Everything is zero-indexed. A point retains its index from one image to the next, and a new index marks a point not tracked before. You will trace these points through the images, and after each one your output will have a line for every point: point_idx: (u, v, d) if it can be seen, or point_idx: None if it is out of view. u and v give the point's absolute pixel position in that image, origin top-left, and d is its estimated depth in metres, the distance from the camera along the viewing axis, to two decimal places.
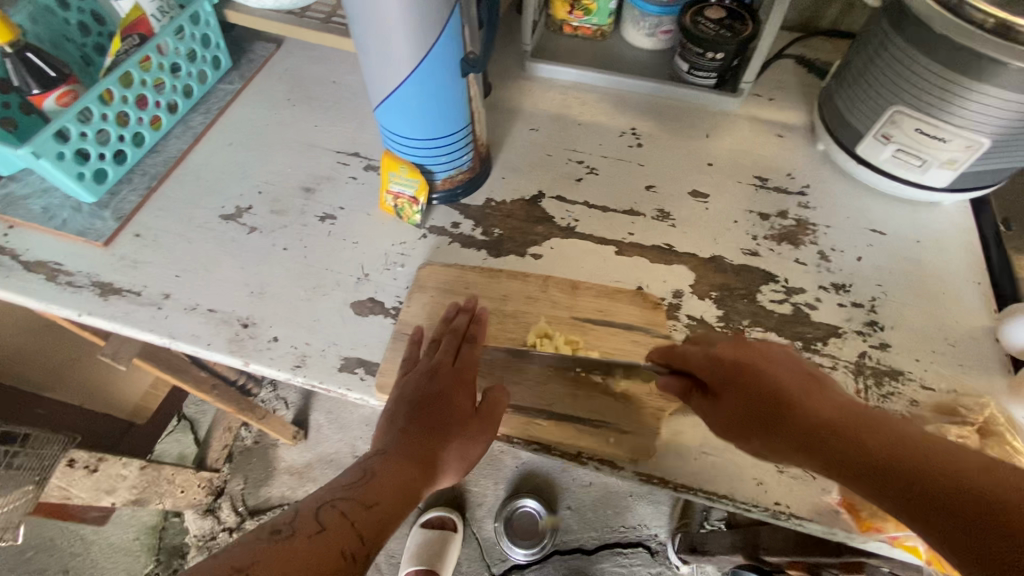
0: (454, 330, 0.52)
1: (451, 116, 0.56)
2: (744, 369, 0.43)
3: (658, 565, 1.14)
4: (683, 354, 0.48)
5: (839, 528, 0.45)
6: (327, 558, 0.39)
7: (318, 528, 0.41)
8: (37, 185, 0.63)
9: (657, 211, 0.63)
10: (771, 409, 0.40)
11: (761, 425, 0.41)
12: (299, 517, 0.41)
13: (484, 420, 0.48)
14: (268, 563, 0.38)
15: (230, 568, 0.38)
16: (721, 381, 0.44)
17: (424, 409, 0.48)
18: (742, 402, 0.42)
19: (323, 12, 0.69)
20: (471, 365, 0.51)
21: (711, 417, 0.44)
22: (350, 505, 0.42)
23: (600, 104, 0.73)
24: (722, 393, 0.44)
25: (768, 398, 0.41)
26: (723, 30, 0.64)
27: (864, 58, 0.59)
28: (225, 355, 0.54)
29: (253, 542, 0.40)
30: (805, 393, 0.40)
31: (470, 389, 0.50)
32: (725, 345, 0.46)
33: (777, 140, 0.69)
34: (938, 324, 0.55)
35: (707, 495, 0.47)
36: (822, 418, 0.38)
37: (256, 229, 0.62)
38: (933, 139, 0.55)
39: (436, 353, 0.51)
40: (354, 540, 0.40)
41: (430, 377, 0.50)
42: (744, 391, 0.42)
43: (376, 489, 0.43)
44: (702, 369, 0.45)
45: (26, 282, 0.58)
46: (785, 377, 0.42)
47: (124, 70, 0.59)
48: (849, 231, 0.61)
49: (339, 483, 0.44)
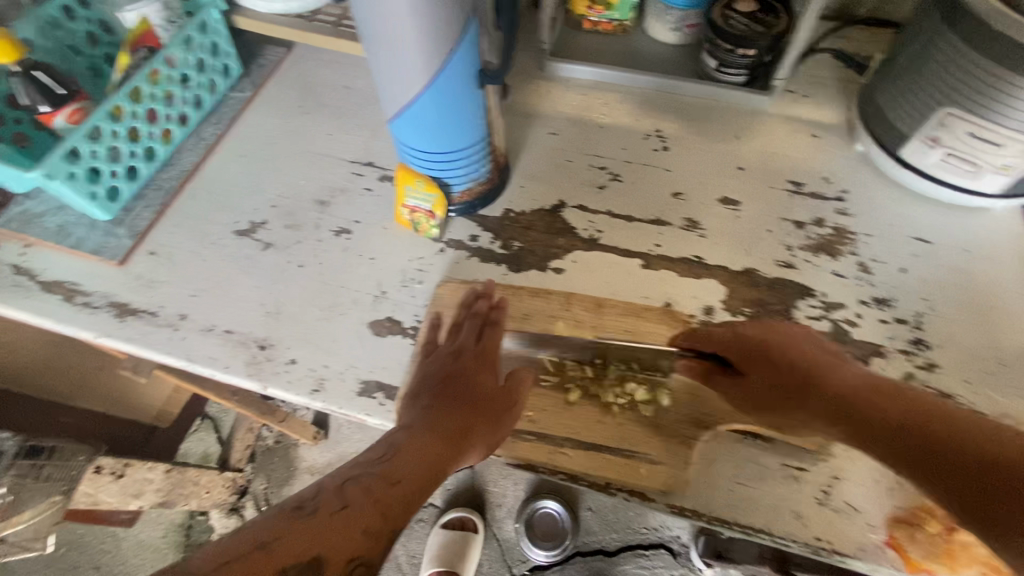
0: (475, 315, 0.52)
1: (468, 128, 0.53)
2: (768, 346, 0.47)
3: (681, 568, 1.13)
4: (710, 336, 0.50)
5: (885, 566, 0.42)
6: (349, 538, 0.38)
7: (341, 505, 0.39)
8: (52, 202, 0.63)
9: (685, 220, 0.60)
10: (799, 382, 0.45)
11: (788, 398, 0.45)
12: (321, 493, 0.40)
13: (508, 401, 0.48)
14: (291, 540, 0.36)
15: (252, 542, 0.36)
16: (748, 357, 0.48)
17: (449, 387, 0.48)
18: (768, 377, 0.47)
19: (334, 15, 0.66)
20: (494, 347, 0.51)
21: (736, 395, 0.49)
22: (374, 480, 0.41)
23: (622, 104, 0.69)
24: (748, 372, 0.48)
25: (796, 373, 0.45)
26: (754, 24, 0.60)
27: (912, 53, 0.54)
28: (243, 378, 0.53)
29: (275, 518, 0.38)
30: (832, 367, 0.44)
31: (493, 370, 0.50)
32: (748, 325, 0.49)
33: (813, 140, 0.65)
34: (989, 341, 0.52)
35: (743, 529, 0.45)
36: (848, 390, 0.42)
37: (271, 245, 0.61)
38: (987, 144, 0.51)
39: (457, 338, 0.51)
40: (377, 517, 0.39)
41: (453, 360, 0.50)
42: (772, 365, 0.46)
43: (401, 465, 0.42)
44: (728, 349, 0.49)
45: (44, 303, 0.57)
46: (812, 350, 0.46)
47: (134, 84, 0.58)
48: (891, 240, 0.58)
49: (363, 459, 0.43)
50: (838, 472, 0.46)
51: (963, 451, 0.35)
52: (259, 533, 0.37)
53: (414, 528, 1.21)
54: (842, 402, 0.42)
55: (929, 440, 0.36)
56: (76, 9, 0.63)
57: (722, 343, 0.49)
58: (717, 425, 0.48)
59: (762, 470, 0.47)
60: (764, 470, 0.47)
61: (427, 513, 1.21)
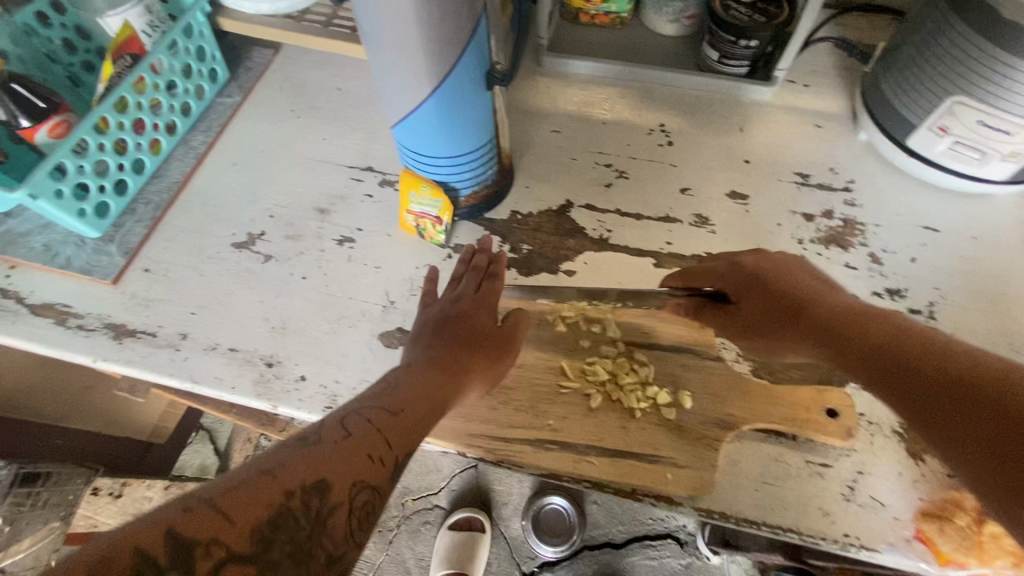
0: (475, 269, 0.53)
1: (474, 131, 0.52)
2: (764, 276, 0.48)
3: (688, 556, 1.14)
4: (703, 272, 0.52)
5: (915, 558, 0.43)
6: (355, 462, 0.35)
7: (345, 435, 0.36)
8: (36, 220, 0.60)
9: (694, 217, 0.60)
10: (786, 305, 0.46)
11: (775, 323, 0.47)
12: (325, 425, 0.37)
13: (506, 337, 0.50)
14: (296, 465, 0.33)
15: (258, 469, 0.32)
16: (743, 288, 0.50)
17: (449, 327, 0.48)
18: (761, 307, 0.48)
19: (323, 14, 0.64)
20: (493, 295, 0.51)
21: (732, 325, 0.51)
22: (377, 413, 0.39)
23: (623, 99, 0.68)
24: (742, 301, 0.50)
25: (788, 300, 0.46)
26: (757, 14, 0.59)
27: (917, 41, 0.54)
28: (252, 398, 0.51)
29: (276, 450, 0.34)
30: (820, 294, 0.45)
31: (492, 313, 0.50)
32: (747, 256, 0.51)
33: (816, 130, 0.65)
34: (1001, 327, 0.52)
35: (772, 529, 0.45)
36: (829, 309, 0.43)
37: (272, 257, 0.59)
38: (995, 132, 0.50)
39: (457, 287, 0.52)
40: (382, 445, 0.37)
41: (453, 304, 0.50)
42: (765, 292, 0.48)
43: (401, 399, 0.41)
44: (724, 281, 0.51)
45: (33, 327, 0.55)
46: (804, 279, 0.47)
47: (119, 94, 0.54)
48: (900, 229, 0.58)
49: (363, 397, 0.41)
50: (864, 466, 0.46)
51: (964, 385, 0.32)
52: (262, 461, 0.33)
53: (421, 531, 1.20)
54: (824, 319, 0.42)
55: (901, 363, 0.36)
56: (51, 16, 0.59)
57: (718, 275, 0.51)
58: (742, 425, 0.48)
59: (788, 469, 0.47)
60: (790, 468, 0.47)
61: (433, 515, 1.20)
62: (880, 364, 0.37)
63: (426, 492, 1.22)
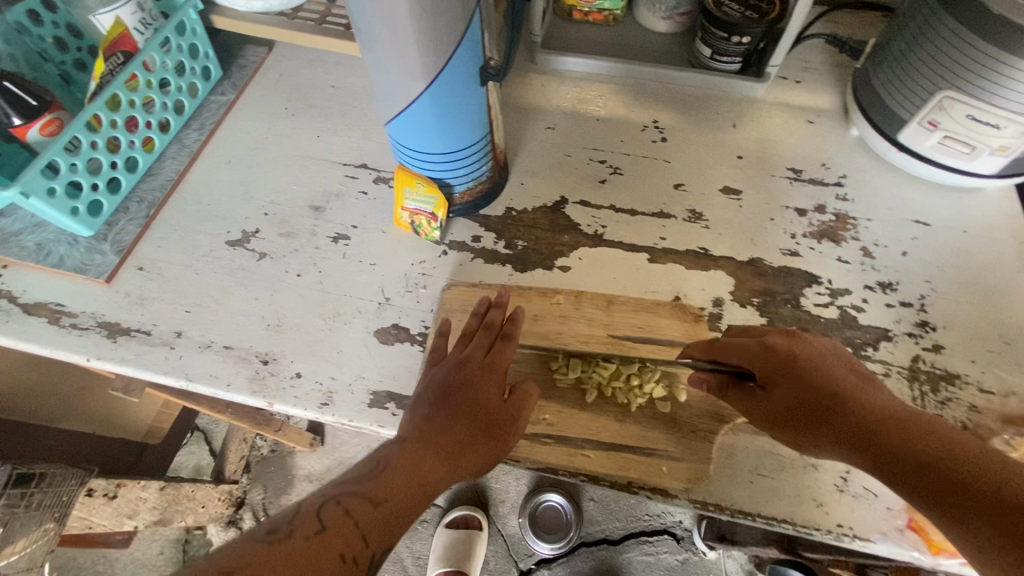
0: (489, 326, 0.49)
1: (469, 127, 0.52)
2: (800, 365, 0.43)
3: (684, 552, 1.14)
4: (731, 349, 0.46)
5: (908, 548, 0.43)
6: (324, 562, 0.35)
7: (318, 529, 0.36)
8: (28, 219, 0.59)
9: (688, 212, 0.60)
10: (825, 403, 0.41)
11: (812, 420, 0.42)
12: (298, 514, 0.37)
13: (511, 415, 0.46)
14: (263, 565, 0.33)
15: (216, 570, 0.33)
16: (774, 375, 0.44)
17: (450, 399, 0.45)
18: (798, 399, 0.43)
19: (317, 11, 0.64)
20: (502, 359, 0.48)
21: (755, 410, 0.45)
22: (354, 501, 0.37)
23: (616, 96, 0.68)
24: (773, 388, 0.44)
25: (821, 390, 0.42)
26: (748, 11, 0.59)
27: (907, 38, 0.54)
28: (247, 396, 0.51)
29: (245, 544, 0.35)
30: (861, 393, 0.41)
31: (498, 383, 0.46)
32: (778, 337, 0.45)
33: (808, 126, 0.65)
34: (991, 319, 0.53)
35: (766, 520, 0.45)
36: (876, 419, 0.40)
37: (266, 255, 0.59)
38: (985, 126, 0.51)
39: (466, 347, 0.48)
40: (357, 543, 0.36)
41: (457, 368, 0.47)
42: (802, 384, 0.42)
43: (387, 485, 0.39)
44: (753, 364, 0.45)
45: (26, 326, 0.54)
46: (840, 370, 0.43)
47: (112, 92, 0.54)
48: (891, 224, 0.59)
49: (349, 477, 0.40)
50: None
51: (988, 488, 0.34)
52: (227, 560, 0.34)
53: (418, 529, 1.20)
54: (870, 431, 0.39)
55: (928, 462, 0.36)
56: (43, 14, 0.59)
57: (748, 357, 0.45)
58: (736, 417, 0.48)
59: (782, 460, 0.47)
60: (784, 460, 0.47)
61: (430, 513, 1.21)
62: (912, 465, 0.37)
63: None
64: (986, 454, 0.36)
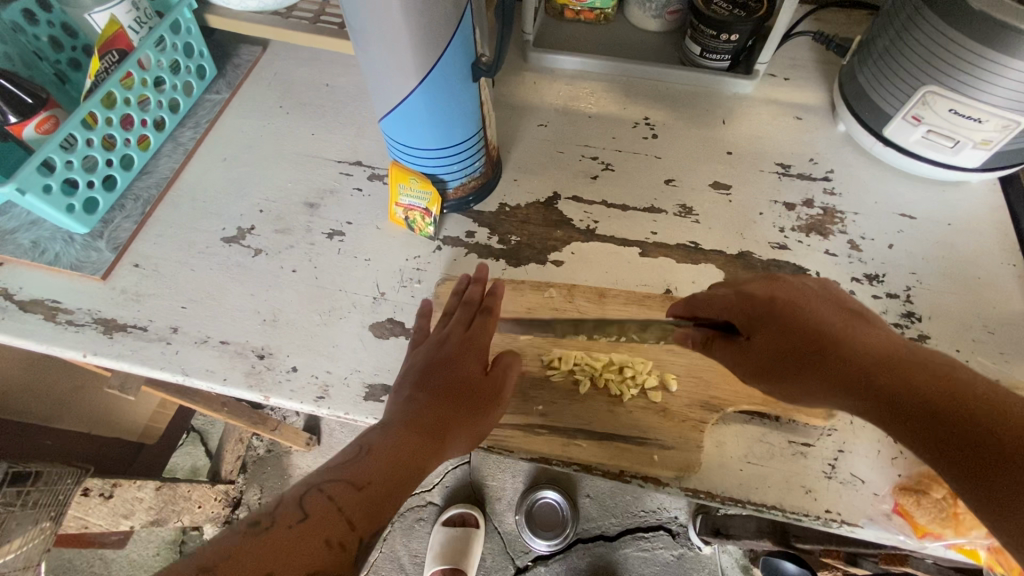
0: (468, 304, 0.51)
1: (462, 123, 0.52)
2: (778, 309, 0.44)
3: (680, 547, 1.15)
4: (711, 302, 0.48)
5: (895, 532, 0.44)
6: (311, 548, 0.35)
7: (301, 517, 0.37)
8: (24, 217, 0.60)
9: (679, 206, 0.61)
10: (808, 343, 0.42)
11: (794, 362, 0.42)
12: (282, 505, 0.38)
13: (493, 388, 0.47)
14: (242, 560, 0.34)
15: (201, 564, 0.33)
16: (753, 320, 0.45)
17: (432, 375, 0.46)
18: (777, 341, 0.43)
19: (311, 11, 0.65)
20: (482, 334, 0.49)
21: (745, 361, 0.45)
22: (337, 486, 0.38)
23: (608, 94, 0.69)
24: (753, 335, 0.45)
25: (807, 332, 0.42)
26: (737, 9, 0.60)
27: (891, 34, 0.55)
28: (243, 390, 0.52)
29: (232, 538, 0.36)
30: (846, 333, 0.42)
31: (479, 358, 0.48)
32: (759, 286, 0.47)
33: (797, 122, 0.66)
34: (976, 310, 0.54)
35: (756, 507, 0.46)
36: (860, 357, 0.40)
37: (262, 251, 0.59)
38: (967, 119, 0.52)
39: (448, 324, 0.50)
40: (341, 526, 0.37)
41: (439, 347, 0.48)
42: (781, 327, 0.43)
43: (370, 467, 0.39)
44: (731, 312, 0.46)
45: (21, 323, 0.55)
46: (826, 314, 0.43)
47: (107, 90, 0.55)
48: (878, 217, 0.60)
49: (332, 464, 0.40)
50: (844, 444, 0.48)
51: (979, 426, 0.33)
52: (214, 552, 0.35)
53: (415, 527, 1.20)
54: (858, 366, 0.40)
55: (922, 404, 0.36)
56: (38, 13, 0.59)
57: (727, 306, 0.47)
58: (727, 407, 0.49)
59: (771, 448, 0.48)
60: (773, 448, 0.48)
61: (427, 511, 1.21)
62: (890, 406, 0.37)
63: (419, 489, 1.22)
64: (975, 386, 0.36)
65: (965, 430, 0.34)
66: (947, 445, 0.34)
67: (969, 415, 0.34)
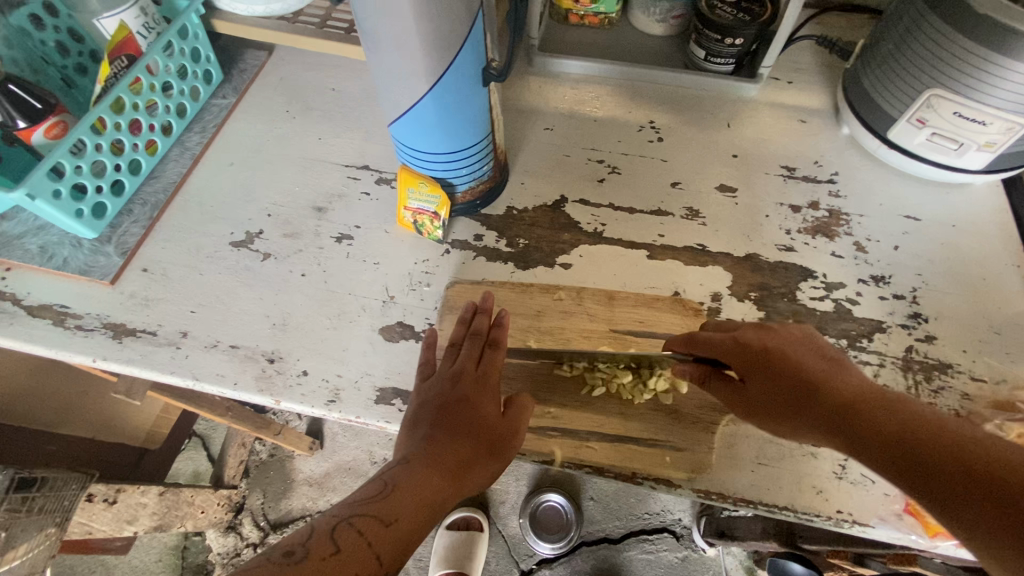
0: (476, 335, 0.50)
1: (471, 127, 0.53)
2: (770, 355, 0.44)
3: (683, 549, 1.15)
4: (706, 343, 0.47)
5: (906, 531, 0.44)
6: None
7: (333, 551, 0.36)
8: (31, 223, 0.59)
9: (685, 209, 0.61)
10: (798, 390, 0.42)
11: (787, 408, 0.42)
12: (314, 535, 0.37)
13: (510, 429, 0.46)
14: None
15: None
16: (749, 366, 0.44)
17: (449, 413, 0.45)
18: (771, 388, 0.43)
19: (317, 16, 0.65)
20: (493, 370, 0.48)
21: (736, 401, 0.46)
22: (366, 521, 0.37)
23: (613, 97, 0.70)
24: (748, 379, 0.45)
25: (797, 384, 0.42)
26: (741, 14, 0.61)
27: (895, 37, 0.56)
28: (254, 394, 0.52)
29: (264, 568, 0.35)
30: (835, 376, 0.42)
31: (493, 397, 0.47)
32: (751, 333, 0.46)
33: (801, 125, 0.67)
34: (982, 311, 0.54)
35: (768, 508, 0.46)
36: (850, 398, 0.39)
37: (270, 255, 0.59)
38: (972, 122, 0.52)
39: (457, 359, 0.49)
40: (371, 561, 0.36)
41: (452, 384, 0.47)
42: (773, 377, 0.43)
43: (395, 505, 0.39)
44: (727, 356, 0.46)
45: (30, 328, 0.54)
46: (812, 361, 0.43)
47: (116, 95, 0.55)
48: (883, 219, 0.60)
49: (356, 498, 0.39)
50: None
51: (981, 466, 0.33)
52: None
53: None
54: (851, 403, 0.39)
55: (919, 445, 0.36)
56: (45, 18, 0.59)
57: (722, 351, 0.46)
58: None
59: (781, 450, 0.48)
60: (784, 449, 0.48)
61: None
62: (889, 446, 0.36)
63: None
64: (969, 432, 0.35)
65: (971, 480, 0.33)
66: (933, 479, 0.34)
67: (975, 464, 0.33)
